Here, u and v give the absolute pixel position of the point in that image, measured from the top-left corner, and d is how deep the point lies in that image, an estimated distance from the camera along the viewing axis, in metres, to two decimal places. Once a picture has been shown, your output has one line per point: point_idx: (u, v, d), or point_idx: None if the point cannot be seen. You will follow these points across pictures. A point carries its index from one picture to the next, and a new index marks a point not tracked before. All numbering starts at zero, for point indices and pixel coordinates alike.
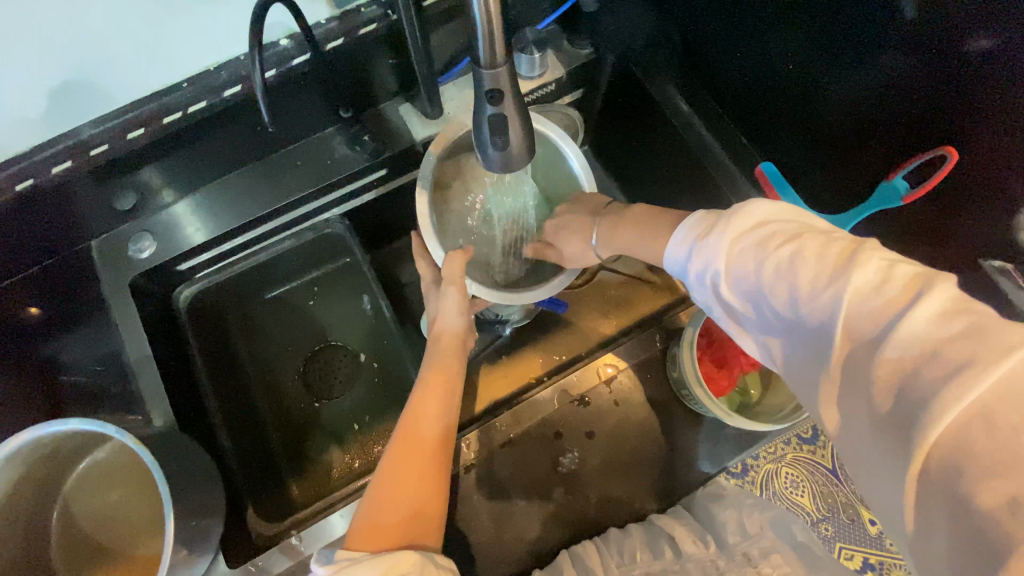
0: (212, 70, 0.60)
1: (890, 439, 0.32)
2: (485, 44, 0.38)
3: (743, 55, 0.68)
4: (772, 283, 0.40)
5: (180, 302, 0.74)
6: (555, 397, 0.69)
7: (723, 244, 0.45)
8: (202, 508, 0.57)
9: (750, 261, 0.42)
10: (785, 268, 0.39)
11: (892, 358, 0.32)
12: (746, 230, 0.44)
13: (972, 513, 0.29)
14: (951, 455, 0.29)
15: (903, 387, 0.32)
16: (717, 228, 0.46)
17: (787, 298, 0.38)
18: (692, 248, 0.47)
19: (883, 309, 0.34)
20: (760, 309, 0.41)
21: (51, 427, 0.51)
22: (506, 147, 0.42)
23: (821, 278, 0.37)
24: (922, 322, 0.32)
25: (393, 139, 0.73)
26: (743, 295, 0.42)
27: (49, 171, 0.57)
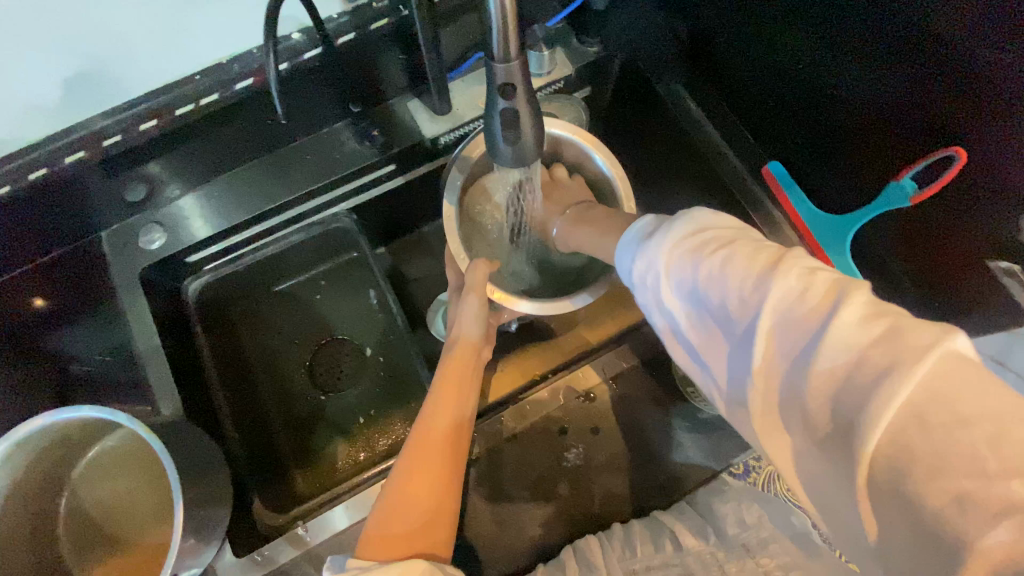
0: (225, 62, 0.61)
1: (830, 449, 0.32)
2: (499, 38, 0.38)
3: (751, 55, 0.69)
4: (709, 292, 0.39)
5: (190, 295, 0.75)
6: (561, 393, 0.69)
7: (662, 251, 0.43)
8: (210, 496, 0.58)
9: (688, 269, 0.41)
10: (718, 275, 0.39)
11: (824, 368, 0.32)
12: (681, 236, 0.43)
13: (923, 515, 0.28)
14: (894, 459, 0.29)
15: (837, 397, 0.32)
16: (655, 234, 0.45)
17: (723, 307, 0.38)
18: (635, 253, 0.46)
19: (809, 316, 0.34)
20: (699, 319, 0.40)
21: (63, 414, 0.51)
22: (517, 141, 0.43)
23: (754, 286, 0.37)
24: (846, 327, 0.32)
25: (402, 135, 0.73)
26: (682, 304, 0.41)
27: (60, 161, 0.59)
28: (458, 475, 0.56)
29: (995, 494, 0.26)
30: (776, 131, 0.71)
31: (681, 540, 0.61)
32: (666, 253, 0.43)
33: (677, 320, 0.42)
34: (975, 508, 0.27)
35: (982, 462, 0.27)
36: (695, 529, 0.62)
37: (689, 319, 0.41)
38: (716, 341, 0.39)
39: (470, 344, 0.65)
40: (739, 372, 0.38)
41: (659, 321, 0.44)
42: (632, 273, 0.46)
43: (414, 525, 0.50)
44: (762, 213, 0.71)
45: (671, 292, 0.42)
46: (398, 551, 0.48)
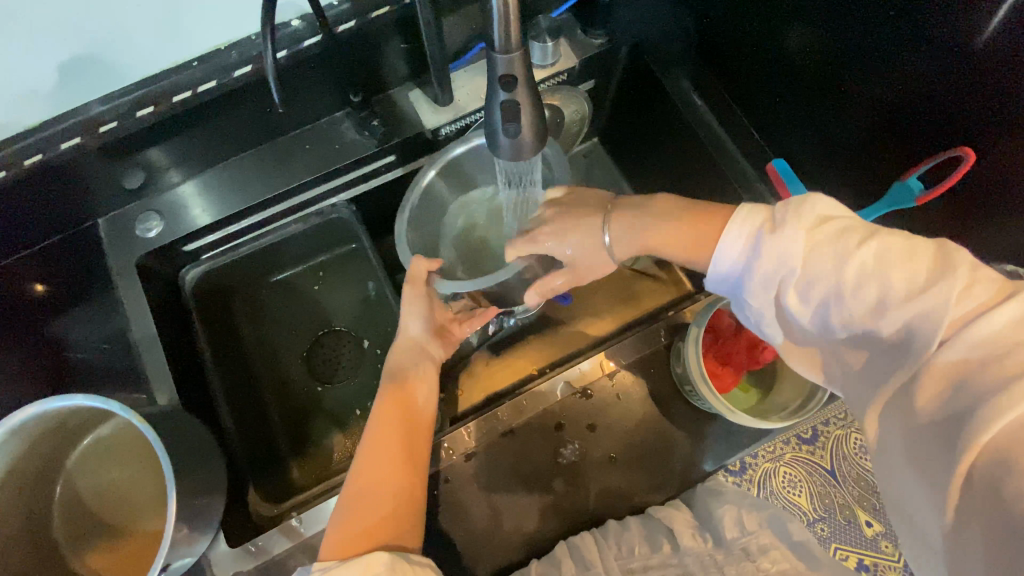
0: (223, 48, 0.59)
1: (951, 427, 0.36)
2: (500, 29, 0.37)
3: (761, 51, 0.67)
4: (857, 282, 0.41)
5: (186, 283, 0.74)
6: (559, 390, 0.68)
7: (797, 234, 0.43)
8: (203, 488, 0.58)
9: (831, 258, 0.42)
10: (870, 276, 0.40)
11: (959, 361, 0.36)
12: (816, 226, 0.43)
13: (1016, 507, 0.33)
14: (1003, 451, 0.33)
15: (965, 391, 0.35)
16: (781, 223, 0.44)
17: (871, 305, 0.40)
18: (755, 244, 0.45)
19: (959, 318, 0.37)
20: (835, 306, 0.42)
21: (57, 402, 0.51)
22: (517, 134, 0.42)
23: (912, 283, 0.39)
24: (997, 328, 0.36)
25: (401, 126, 0.72)
26: (817, 291, 0.42)
27: (58, 147, 0.58)
28: (421, 464, 0.57)
29: None
30: (781, 129, 0.70)
31: (678, 539, 0.62)
32: (804, 236, 0.43)
33: (810, 313, 0.43)
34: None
35: None
36: (690, 527, 0.63)
37: (822, 305, 0.42)
38: (854, 333, 0.41)
39: (415, 346, 0.66)
40: (877, 364, 0.41)
41: (777, 304, 0.45)
42: (748, 256, 0.46)
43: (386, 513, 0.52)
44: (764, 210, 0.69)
45: (801, 287, 0.43)
46: (375, 544, 0.50)
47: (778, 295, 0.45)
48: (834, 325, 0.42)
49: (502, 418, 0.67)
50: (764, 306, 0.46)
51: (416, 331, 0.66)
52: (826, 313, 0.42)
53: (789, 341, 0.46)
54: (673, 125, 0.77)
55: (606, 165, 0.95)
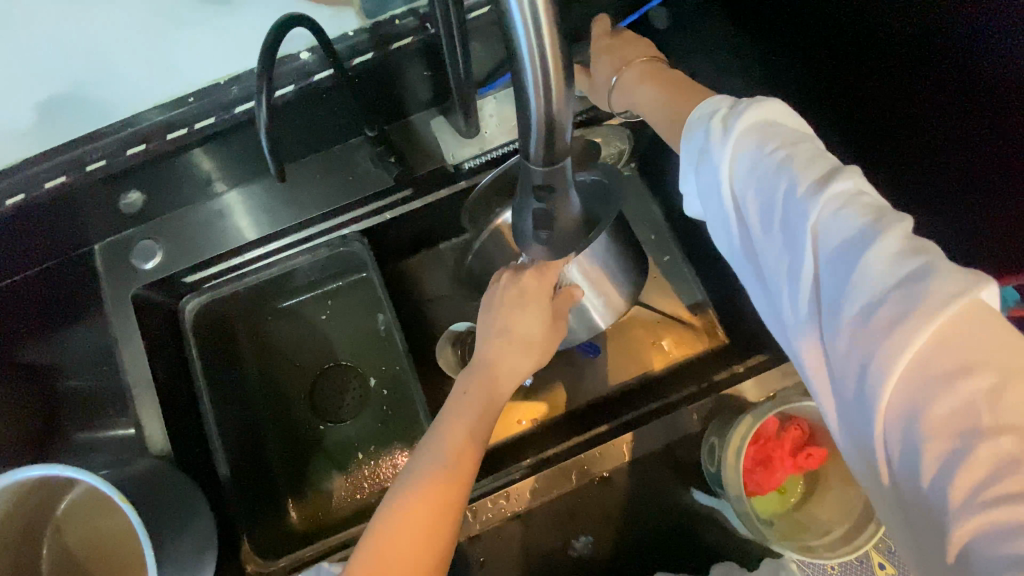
0: (223, 82, 0.52)
1: (854, 388, 0.31)
2: (536, 142, 0.29)
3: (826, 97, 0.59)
4: (767, 187, 0.36)
5: (186, 314, 0.69)
6: (572, 475, 0.58)
7: (729, 139, 0.38)
8: (187, 555, 0.55)
9: (750, 158, 0.37)
10: (780, 178, 0.35)
11: (845, 299, 0.32)
12: (759, 119, 0.38)
13: (921, 483, 0.29)
14: (903, 416, 0.29)
15: (853, 336, 0.31)
16: (718, 115, 0.40)
17: (776, 211, 0.35)
18: (692, 142, 0.41)
19: (849, 239, 0.32)
20: (749, 207, 0.37)
21: (35, 471, 0.48)
22: (550, 238, 0.35)
23: (810, 196, 0.34)
24: (883, 258, 0.31)
25: (422, 158, 0.67)
26: (737, 196, 0.38)
27: (41, 186, 0.51)
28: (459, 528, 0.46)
29: (990, 451, 0.26)
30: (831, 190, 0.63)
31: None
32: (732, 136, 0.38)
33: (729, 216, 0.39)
34: (973, 476, 0.27)
35: (978, 416, 0.27)
36: None
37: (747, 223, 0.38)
38: (765, 245, 0.36)
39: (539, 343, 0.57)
40: (784, 285, 0.35)
41: (714, 222, 0.41)
42: (693, 166, 0.41)
43: (418, 552, 0.43)
44: None
45: (728, 185, 0.38)
46: None
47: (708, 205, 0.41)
48: (755, 236, 0.37)
49: (511, 503, 0.57)
50: (710, 227, 0.42)
51: (528, 334, 0.56)
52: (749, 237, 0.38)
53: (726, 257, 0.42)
54: None
55: (642, 197, 0.87)
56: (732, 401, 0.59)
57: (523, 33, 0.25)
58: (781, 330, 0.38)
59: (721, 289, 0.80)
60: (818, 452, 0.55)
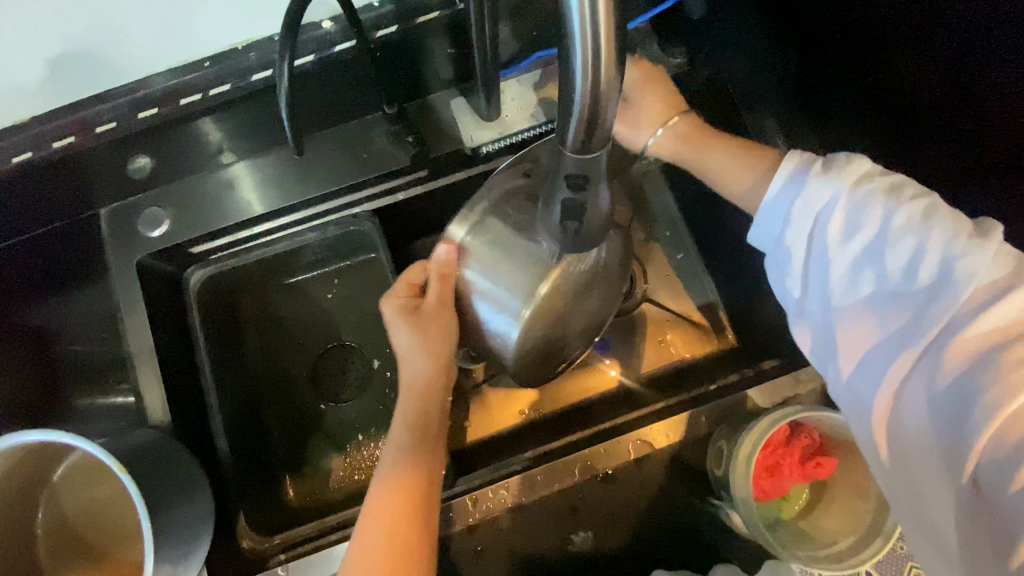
0: (241, 49, 0.50)
1: (963, 411, 0.39)
2: (578, 127, 0.28)
3: (862, 97, 0.59)
4: (888, 240, 0.42)
5: (191, 284, 0.68)
6: (576, 468, 0.57)
7: (839, 189, 0.44)
8: (185, 529, 0.54)
9: (868, 211, 0.43)
10: (907, 235, 0.42)
11: (976, 338, 0.39)
12: (863, 176, 0.45)
13: (1005, 492, 0.36)
14: (1003, 431, 0.37)
15: (980, 370, 0.38)
16: (832, 168, 0.45)
17: (898, 263, 0.42)
18: (800, 186, 0.46)
19: (981, 292, 0.39)
20: (859, 253, 0.43)
21: (36, 436, 0.47)
22: (579, 231, 0.34)
23: (942, 254, 0.41)
24: (1012, 311, 0.38)
25: (439, 140, 0.65)
26: (848, 241, 0.44)
27: (49, 146, 0.50)
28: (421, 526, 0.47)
29: None
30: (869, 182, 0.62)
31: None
32: (850, 180, 0.44)
33: (838, 260, 0.44)
34: None
35: None
36: None
37: (853, 263, 0.44)
38: (879, 287, 0.43)
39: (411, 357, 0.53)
40: (887, 325, 0.42)
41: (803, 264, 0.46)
42: (794, 210, 0.46)
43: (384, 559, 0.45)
44: None
45: (839, 231, 0.44)
46: None
47: (806, 235, 0.46)
48: (862, 278, 0.43)
49: (511, 493, 0.57)
50: (791, 267, 0.47)
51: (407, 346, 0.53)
52: (855, 274, 0.43)
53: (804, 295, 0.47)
54: None
55: (660, 190, 0.85)
56: (741, 404, 0.58)
57: (579, 16, 0.25)
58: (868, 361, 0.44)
59: (732, 289, 0.79)
60: (826, 462, 0.54)
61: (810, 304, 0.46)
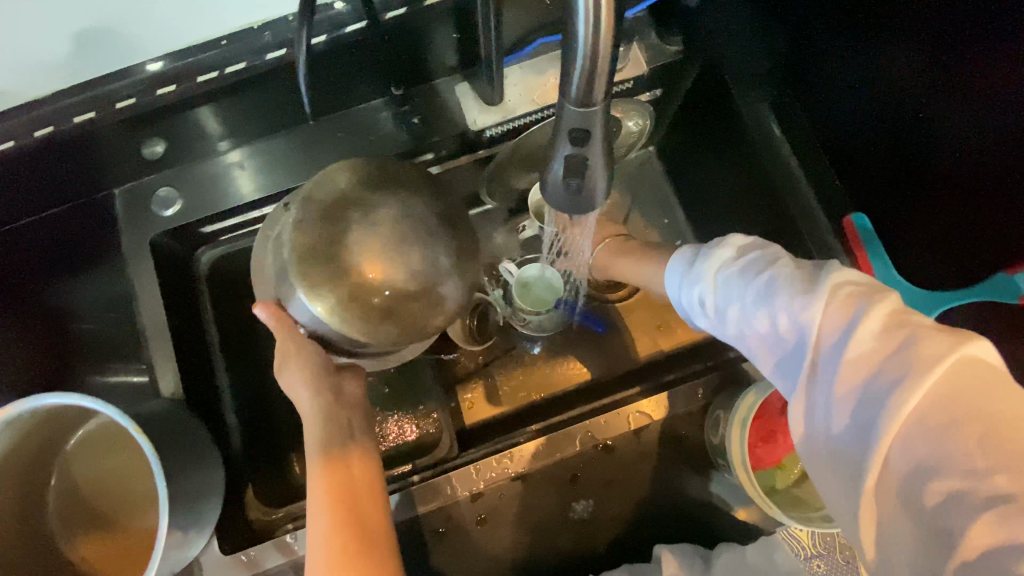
0: (255, 27, 0.53)
1: (856, 437, 0.38)
2: (581, 81, 0.31)
3: (829, 88, 0.63)
4: (761, 292, 0.46)
5: (203, 262, 0.70)
6: (577, 438, 0.59)
7: (716, 263, 0.52)
8: (196, 494, 0.56)
9: (741, 276, 0.49)
10: (773, 285, 0.46)
11: (846, 361, 0.39)
12: (735, 252, 0.52)
13: (930, 510, 0.35)
14: (905, 449, 0.36)
15: (859, 394, 0.38)
16: (705, 252, 0.54)
17: (772, 308, 0.45)
18: (690, 271, 0.54)
19: (840, 317, 0.41)
20: (740, 312, 0.47)
21: (53, 399, 0.48)
22: (580, 190, 0.36)
23: (804, 293, 0.43)
24: (868, 330, 0.39)
25: (444, 123, 0.67)
26: (731, 302, 0.49)
27: (70, 121, 0.53)
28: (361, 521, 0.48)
29: (983, 488, 0.33)
30: (847, 164, 0.65)
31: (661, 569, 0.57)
32: (714, 265, 0.52)
33: (732, 319, 0.48)
34: (968, 503, 0.34)
35: (973, 460, 0.34)
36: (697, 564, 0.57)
37: (737, 330, 0.48)
38: (769, 333, 0.45)
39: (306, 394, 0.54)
40: (786, 369, 0.44)
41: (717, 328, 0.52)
42: (689, 291, 0.54)
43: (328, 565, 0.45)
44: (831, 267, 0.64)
45: (722, 299, 0.50)
46: None
47: (705, 316, 0.53)
48: (751, 330, 0.46)
49: (513, 463, 0.58)
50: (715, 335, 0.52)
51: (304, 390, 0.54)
52: (743, 339, 0.48)
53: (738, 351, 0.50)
54: (741, 148, 0.70)
55: (657, 178, 0.88)
56: (739, 376, 0.59)
57: None
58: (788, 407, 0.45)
59: None
60: None
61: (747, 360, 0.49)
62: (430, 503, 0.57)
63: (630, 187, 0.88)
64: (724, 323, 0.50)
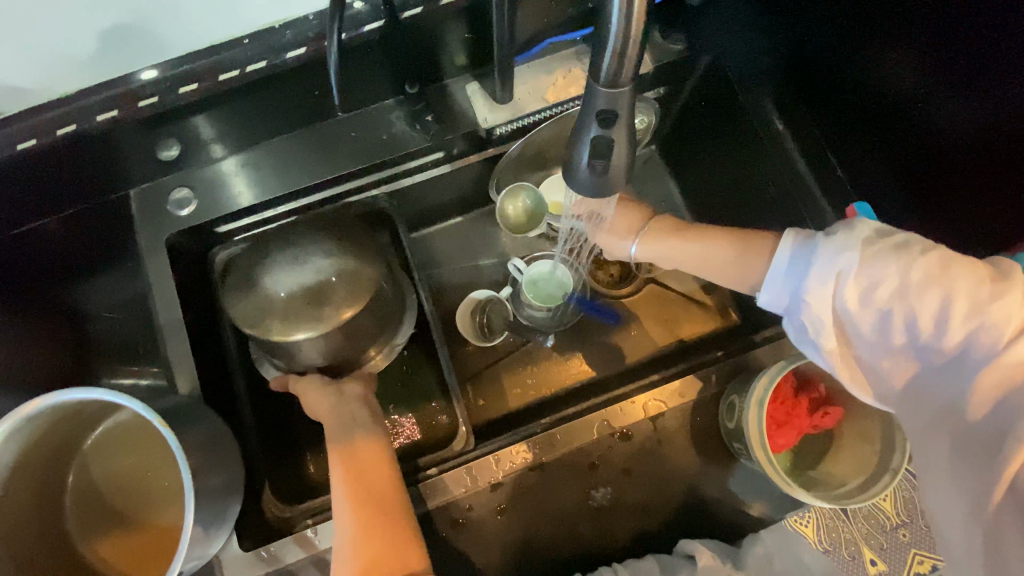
0: (277, 26, 0.54)
1: (1005, 435, 0.40)
2: (611, 61, 0.32)
3: (826, 78, 0.66)
4: (925, 295, 0.44)
5: (216, 263, 0.70)
6: (595, 426, 0.59)
7: (851, 250, 0.46)
8: (219, 489, 0.56)
9: (891, 271, 0.45)
10: (938, 288, 0.43)
11: (1015, 366, 0.41)
12: (870, 240, 0.47)
13: None
14: None
15: (1012, 397, 0.40)
16: (830, 238, 0.48)
17: (939, 315, 0.43)
18: (806, 259, 0.48)
19: (1017, 325, 0.41)
20: (888, 314, 0.45)
21: (76, 394, 0.48)
22: (606, 172, 0.37)
23: (983, 301, 0.42)
24: None
25: (456, 121, 0.68)
26: (867, 299, 0.45)
27: (93, 119, 0.54)
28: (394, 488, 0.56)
29: None
30: (848, 152, 0.67)
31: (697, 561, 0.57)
32: (861, 248, 0.46)
33: (871, 320, 0.45)
34: None
35: None
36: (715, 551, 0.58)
37: (881, 322, 0.45)
38: (923, 338, 0.44)
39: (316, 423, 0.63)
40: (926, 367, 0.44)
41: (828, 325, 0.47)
42: (801, 280, 0.48)
43: (369, 519, 0.52)
44: None
45: (857, 293, 0.46)
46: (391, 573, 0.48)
47: (832, 303, 0.47)
48: (893, 331, 0.45)
49: (532, 451, 0.59)
50: (823, 330, 0.47)
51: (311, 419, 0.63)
52: (884, 331, 0.45)
53: (847, 349, 0.47)
54: (745, 143, 0.72)
55: (661, 178, 0.90)
56: (751, 363, 0.61)
57: None
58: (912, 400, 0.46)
59: None
60: (834, 411, 0.58)
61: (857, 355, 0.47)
62: (451, 494, 0.58)
63: (634, 187, 0.90)
64: (854, 321, 0.46)
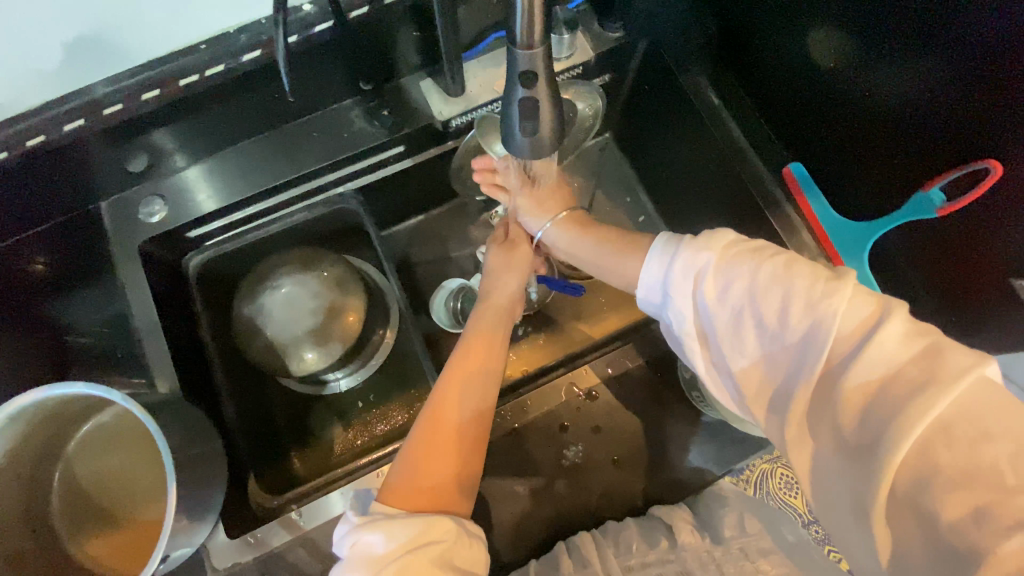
0: (232, 31, 0.58)
1: (870, 450, 0.38)
2: (523, 22, 0.36)
3: (768, 59, 0.70)
4: (769, 294, 0.43)
5: (191, 268, 0.73)
6: (563, 389, 0.64)
7: (708, 249, 0.47)
8: (206, 477, 0.57)
9: (740, 271, 0.45)
10: (780, 287, 0.43)
11: (864, 379, 0.39)
12: (729, 242, 0.47)
13: (937, 521, 0.35)
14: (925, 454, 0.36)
15: (873, 405, 0.38)
16: (692, 239, 0.48)
17: (781, 314, 0.42)
18: (670, 258, 0.48)
19: (858, 328, 0.40)
20: (737, 311, 0.44)
21: (57, 389, 0.50)
22: (535, 132, 0.41)
23: (819, 300, 0.41)
24: (891, 342, 0.39)
25: (410, 116, 0.72)
26: (720, 297, 0.45)
27: (62, 128, 0.57)
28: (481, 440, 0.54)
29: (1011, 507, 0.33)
30: (787, 122, 0.72)
31: (676, 535, 0.59)
32: (718, 250, 0.46)
33: (723, 318, 0.45)
34: (989, 522, 0.33)
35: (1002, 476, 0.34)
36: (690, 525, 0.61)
37: (735, 322, 0.44)
38: (768, 339, 0.43)
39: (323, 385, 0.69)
40: (779, 371, 0.43)
41: (690, 323, 0.47)
42: (666, 278, 0.48)
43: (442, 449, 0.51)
44: (780, 216, 0.69)
45: (712, 290, 0.45)
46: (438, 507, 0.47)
47: (693, 301, 0.47)
48: (744, 331, 0.44)
49: (506, 417, 0.62)
50: (684, 326, 0.47)
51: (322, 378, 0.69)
52: (738, 331, 0.44)
53: (705, 349, 0.47)
54: (687, 122, 0.77)
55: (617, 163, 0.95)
56: None
57: None
58: (774, 410, 0.43)
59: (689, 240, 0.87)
60: None
61: (712, 357, 0.46)
62: None
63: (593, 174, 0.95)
64: (709, 319, 0.45)
